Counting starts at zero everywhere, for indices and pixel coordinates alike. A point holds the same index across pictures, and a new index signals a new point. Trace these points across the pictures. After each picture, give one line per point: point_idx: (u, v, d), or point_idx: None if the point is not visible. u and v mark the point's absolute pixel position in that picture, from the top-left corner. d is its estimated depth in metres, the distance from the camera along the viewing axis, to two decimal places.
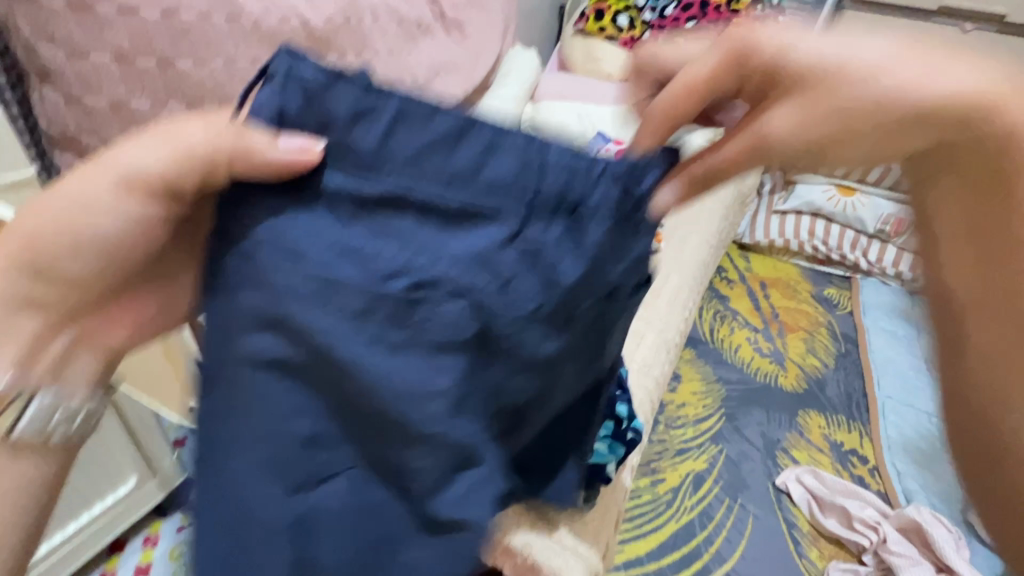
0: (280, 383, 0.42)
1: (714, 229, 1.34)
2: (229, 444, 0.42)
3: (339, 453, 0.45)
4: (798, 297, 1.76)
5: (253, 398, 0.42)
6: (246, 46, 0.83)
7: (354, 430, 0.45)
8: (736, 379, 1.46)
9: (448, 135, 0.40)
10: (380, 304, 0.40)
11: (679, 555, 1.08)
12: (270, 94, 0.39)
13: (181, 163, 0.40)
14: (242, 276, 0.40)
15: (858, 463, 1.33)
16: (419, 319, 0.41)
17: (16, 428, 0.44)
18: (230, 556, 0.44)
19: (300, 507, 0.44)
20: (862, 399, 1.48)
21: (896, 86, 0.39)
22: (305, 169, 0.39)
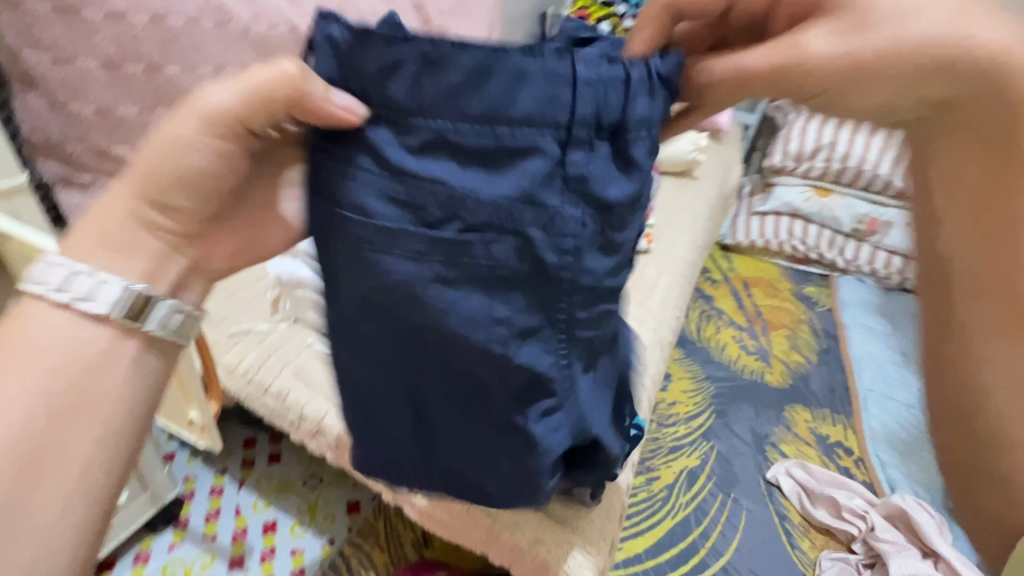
0: (368, 323, 0.46)
1: (698, 230, 1.37)
2: (343, 370, 0.51)
3: (418, 385, 0.50)
4: (779, 296, 1.81)
5: (353, 337, 0.48)
6: (236, 52, 0.89)
7: (425, 367, 0.49)
8: (724, 376, 1.49)
9: (473, 71, 0.39)
10: (438, 247, 0.43)
11: (676, 551, 1.09)
12: (319, 61, 0.40)
13: (249, 102, 0.38)
14: (321, 231, 0.44)
15: (844, 455, 1.36)
16: (477, 258, 0.43)
17: (144, 328, 0.39)
18: (368, 446, 0.56)
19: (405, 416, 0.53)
20: (844, 392, 1.53)
21: (935, 27, 0.39)
22: (351, 126, 0.40)
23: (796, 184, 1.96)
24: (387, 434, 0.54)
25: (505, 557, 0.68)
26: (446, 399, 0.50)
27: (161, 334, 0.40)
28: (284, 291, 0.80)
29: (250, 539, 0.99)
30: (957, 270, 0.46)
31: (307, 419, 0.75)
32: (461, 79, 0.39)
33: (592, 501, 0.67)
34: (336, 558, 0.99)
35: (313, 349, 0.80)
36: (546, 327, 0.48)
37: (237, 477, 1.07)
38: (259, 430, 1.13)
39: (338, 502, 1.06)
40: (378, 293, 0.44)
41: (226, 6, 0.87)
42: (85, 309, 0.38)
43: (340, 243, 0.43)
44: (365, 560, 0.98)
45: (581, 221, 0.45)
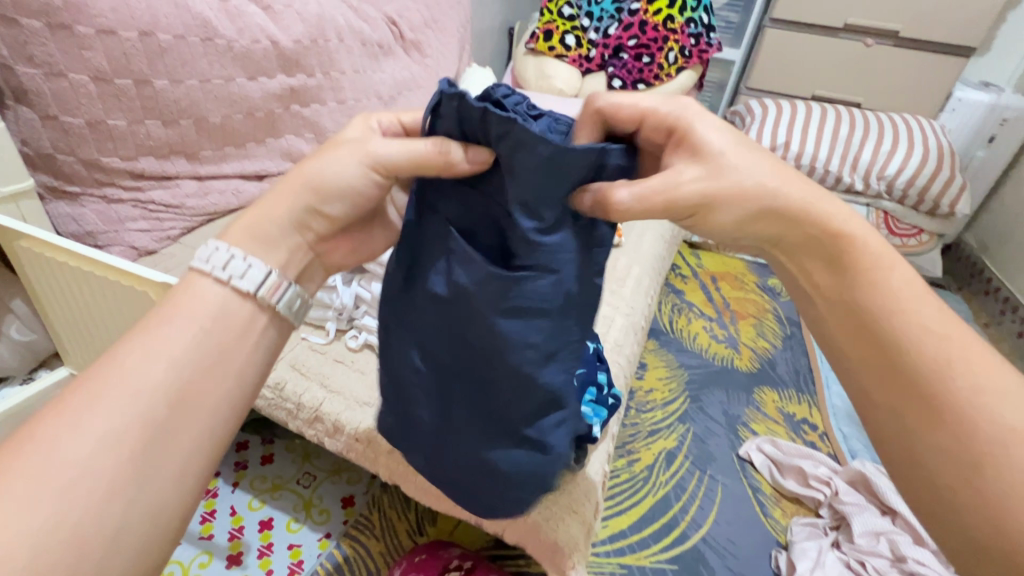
0: (429, 319, 0.60)
1: (666, 225, 1.45)
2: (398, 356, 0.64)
3: (461, 381, 0.62)
4: (746, 288, 1.92)
5: (415, 327, 0.61)
6: (220, 64, 1.00)
7: (472, 365, 0.60)
8: (697, 363, 1.58)
9: (549, 158, 0.48)
10: (493, 278, 0.54)
11: (657, 525, 1.15)
12: (447, 125, 0.51)
13: (412, 163, 0.51)
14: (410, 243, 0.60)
15: (809, 430, 1.45)
16: (522, 288, 0.54)
17: (275, 303, 0.53)
18: (401, 424, 0.69)
19: (441, 408, 0.65)
20: (808, 373, 1.63)
21: (762, 178, 0.47)
22: (487, 172, 0.53)
23: None
24: (421, 417, 0.67)
25: (499, 523, 0.73)
26: (483, 392, 0.62)
27: (285, 313, 0.54)
28: None
29: (247, 538, 1.01)
30: None
31: (304, 406, 0.79)
32: (539, 172, 0.49)
33: (577, 465, 0.73)
34: (336, 550, 1.01)
35: (305, 342, 0.84)
36: (564, 350, 0.60)
37: (231, 479, 1.09)
38: (251, 434, 1.18)
39: (333, 498, 1.09)
40: (450, 296, 0.57)
41: (212, 24, 0.97)
42: (234, 285, 0.51)
43: (429, 240, 0.58)
44: (362, 550, 1.01)
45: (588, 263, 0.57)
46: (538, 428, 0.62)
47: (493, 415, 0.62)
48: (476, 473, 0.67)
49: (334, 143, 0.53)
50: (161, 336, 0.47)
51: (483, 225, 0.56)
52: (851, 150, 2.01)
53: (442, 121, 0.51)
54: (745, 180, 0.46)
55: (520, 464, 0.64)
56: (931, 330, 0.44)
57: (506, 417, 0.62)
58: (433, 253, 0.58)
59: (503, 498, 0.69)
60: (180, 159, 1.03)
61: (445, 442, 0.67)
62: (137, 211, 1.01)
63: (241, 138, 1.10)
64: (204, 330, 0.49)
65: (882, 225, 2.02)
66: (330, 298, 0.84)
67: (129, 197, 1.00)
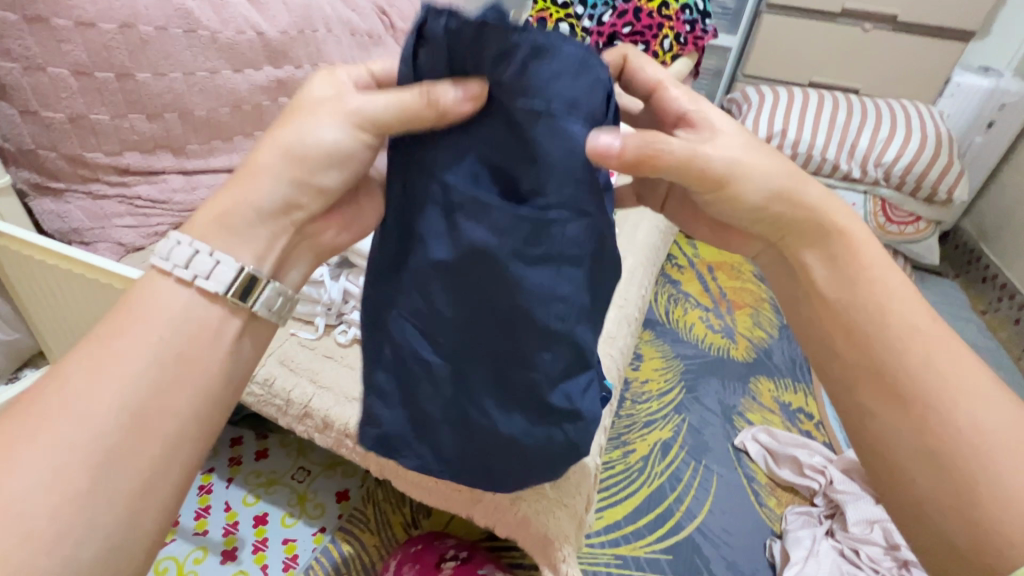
0: (438, 278, 0.55)
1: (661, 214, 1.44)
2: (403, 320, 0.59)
3: (477, 344, 0.59)
4: (742, 278, 1.91)
5: (422, 287, 0.56)
6: (205, 56, 0.98)
7: (488, 326, 0.57)
8: (693, 353, 1.57)
9: (574, 62, 0.45)
10: (520, 223, 0.51)
11: (652, 516, 1.15)
12: (433, 58, 0.47)
13: (398, 105, 0.47)
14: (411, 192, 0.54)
15: (805, 419, 1.45)
16: (552, 235, 0.51)
17: (252, 304, 0.51)
18: (404, 396, 0.65)
19: (450, 374, 0.61)
20: (805, 362, 1.63)
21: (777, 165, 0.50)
22: (475, 114, 0.48)
23: None
24: (423, 389, 0.63)
25: (491, 516, 0.73)
26: (500, 354, 0.59)
27: (266, 313, 0.52)
28: None
29: (241, 533, 1.02)
30: None
31: (293, 403, 0.78)
32: (555, 82, 0.46)
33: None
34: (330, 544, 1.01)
35: (294, 337, 0.84)
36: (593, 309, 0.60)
37: (225, 475, 1.09)
38: (245, 429, 1.17)
39: (327, 492, 1.09)
40: (464, 251, 0.53)
41: (194, 15, 0.95)
42: (202, 285, 0.49)
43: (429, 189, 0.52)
44: (356, 544, 1.01)
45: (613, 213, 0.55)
46: (560, 392, 0.61)
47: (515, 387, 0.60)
48: (491, 448, 0.66)
49: (309, 105, 0.49)
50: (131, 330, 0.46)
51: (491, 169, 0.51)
52: (849, 137, 1.99)
53: (427, 52, 0.47)
54: (760, 162, 0.49)
55: (539, 429, 0.63)
56: (919, 332, 0.47)
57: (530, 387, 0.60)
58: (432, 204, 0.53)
59: (514, 473, 0.68)
60: (166, 154, 1.02)
61: (457, 412, 0.64)
62: (123, 207, 1.00)
63: (228, 131, 1.08)
64: (175, 319, 0.48)
65: (879, 213, 2.01)
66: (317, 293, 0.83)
67: (114, 193, 0.99)
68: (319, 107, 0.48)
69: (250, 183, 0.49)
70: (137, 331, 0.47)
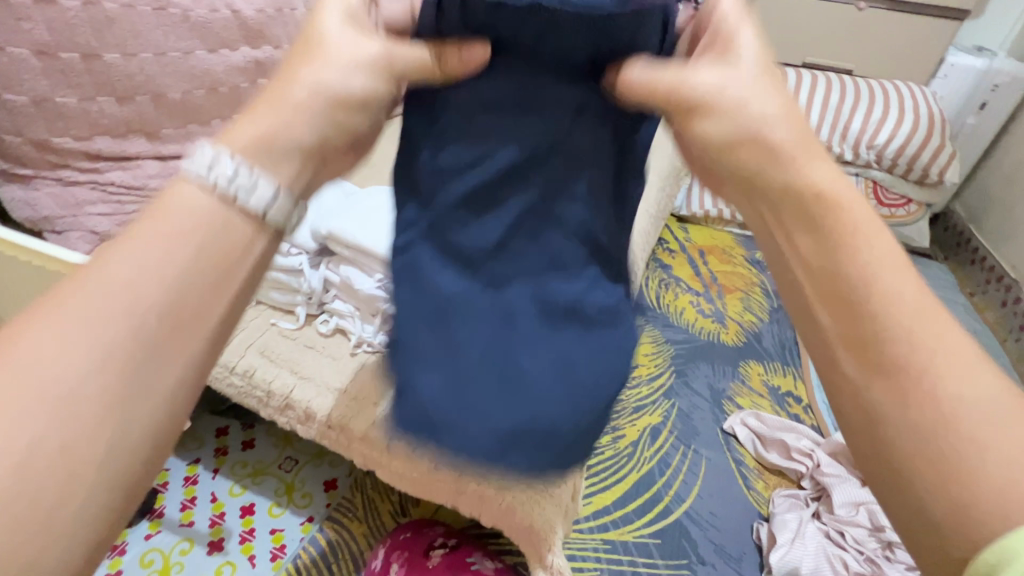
0: (464, 212, 0.55)
1: (651, 199, 1.42)
2: (431, 258, 0.56)
3: (516, 263, 0.56)
4: (733, 261, 1.90)
5: (449, 224, 0.55)
6: (176, 36, 0.94)
7: (522, 240, 0.56)
8: (683, 339, 1.57)
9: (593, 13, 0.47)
10: (544, 126, 0.53)
11: (641, 500, 1.16)
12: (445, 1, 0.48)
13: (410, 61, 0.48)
14: (421, 147, 0.54)
15: (793, 403, 1.46)
16: (569, 135, 0.54)
17: (266, 212, 0.41)
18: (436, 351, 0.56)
19: (491, 301, 0.56)
20: (793, 345, 1.63)
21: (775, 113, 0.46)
22: (474, 67, 0.50)
23: None
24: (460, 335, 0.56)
25: (473, 505, 0.72)
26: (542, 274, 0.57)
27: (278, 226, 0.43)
28: None
29: (228, 523, 1.01)
30: (807, 318, 0.44)
31: (274, 394, 0.77)
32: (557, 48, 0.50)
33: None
34: (317, 532, 1.01)
35: (274, 328, 0.82)
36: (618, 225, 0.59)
37: (211, 465, 1.08)
38: (232, 419, 1.16)
39: (315, 481, 1.08)
40: (488, 175, 0.54)
41: None
42: (220, 192, 0.40)
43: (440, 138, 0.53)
44: (344, 531, 1.01)
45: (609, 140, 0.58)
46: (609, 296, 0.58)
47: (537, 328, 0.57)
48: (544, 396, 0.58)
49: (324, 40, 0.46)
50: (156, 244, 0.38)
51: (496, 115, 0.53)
52: (842, 119, 1.97)
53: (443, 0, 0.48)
54: (749, 109, 0.46)
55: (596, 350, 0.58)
56: None
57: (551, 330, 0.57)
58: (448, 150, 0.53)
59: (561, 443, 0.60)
60: (139, 139, 0.99)
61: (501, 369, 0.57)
62: (95, 193, 0.97)
63: (206, 115, 1.02)
64: (203, 231, 0.40)
65: (870, 195, 2.00)
66: (297, 282, 0.80)
67: (85, 178, 0.97)
68: (335, 46, 0.45)
69: (279, 99, 0.43)
70: (162, 247, 0.38)
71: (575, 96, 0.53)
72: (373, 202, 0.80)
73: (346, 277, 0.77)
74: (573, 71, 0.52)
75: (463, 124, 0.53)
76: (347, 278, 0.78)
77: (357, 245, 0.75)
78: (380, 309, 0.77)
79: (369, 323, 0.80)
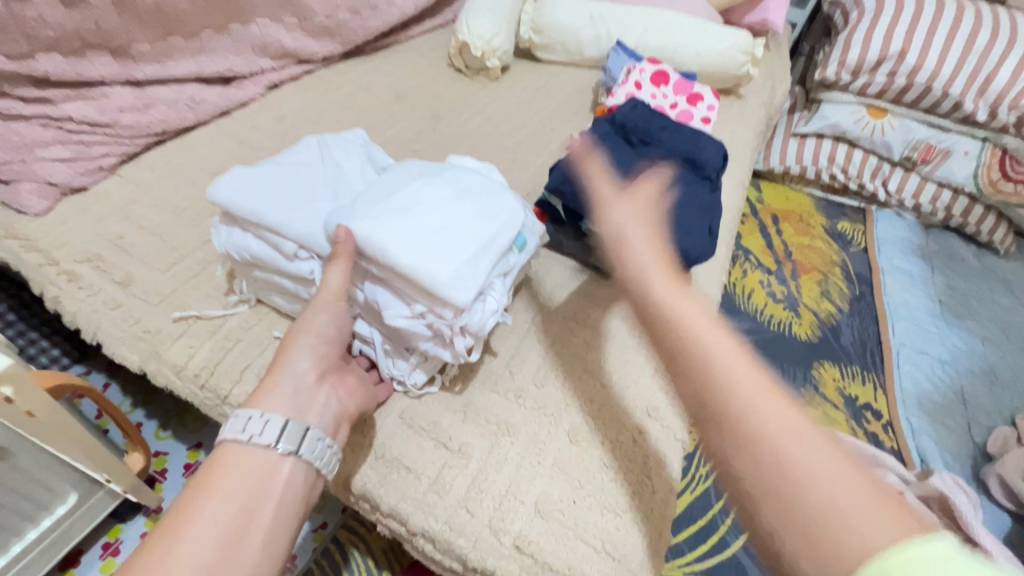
0: (604, 133, 0.77)
1: (745, 166, 1.18)
2: (584, 138, 0.76)
3: (628, 149, 0.75)
4: (812, 233, 1.70)
5: (592, 133, 0.77)
6: None
7: (633, 157, 0.74)
8: (749, 329, 1.37)
9: None
10: (664, 121, 0.78)
11: (695, 530, 1.03)
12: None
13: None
14: (595, 133, 0.77)
15: (872, 419, 1.27)
16: (666, 126, 0.78)
17: (322, 471, 0.51)
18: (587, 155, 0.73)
19: (617, 159, 0.73)
20: (876, 346, 1.42)
21: None
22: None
23: (848, 100, 1.73)
24: (606, 158, 0.73)
25: None
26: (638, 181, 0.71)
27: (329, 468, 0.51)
28: (238, 268, 0.63)
29: None
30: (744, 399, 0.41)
31: None
32: None
33: None
34: (330, 544, 0.87)
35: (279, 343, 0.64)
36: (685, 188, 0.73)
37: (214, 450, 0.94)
38: None
39: None
40: (614, 133, 0.77)
41: None
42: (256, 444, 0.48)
43: (601, 121, 0.79)
44: (361, 545, 0.88)
45: (716, 154, 0.76)
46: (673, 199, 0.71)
47: (685, 238, 0.68)
48: None
49: None
50: (337, 289, 0.54)
51: (634, 111, 0.79)
52: (986, 67, 1.58)
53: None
54: None
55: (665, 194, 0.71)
56: None
57: (684, 240, 0.68)
58: (608, 126, 0.78)
59: None
60: (103, 57, 0.79)
61: None
62: (50, 131, 0.76)
63: (191, 25, 0.85)
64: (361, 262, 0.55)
65: (994, 166, 1.66)
66: (307, 292, 0.59)
67: (32, 112, 0.75)
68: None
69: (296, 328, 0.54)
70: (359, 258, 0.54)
71: (700, 139, 0.77)
72: (410, 194, 0.57)
73: (372, 299, 0.55)
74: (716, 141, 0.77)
75: (623, 123, 0.78)
76: (373, 299, 0.55)
77: (385, 260, 0.52)
78: (417, 348, 0.57)
79: (402, 358, 0.59)
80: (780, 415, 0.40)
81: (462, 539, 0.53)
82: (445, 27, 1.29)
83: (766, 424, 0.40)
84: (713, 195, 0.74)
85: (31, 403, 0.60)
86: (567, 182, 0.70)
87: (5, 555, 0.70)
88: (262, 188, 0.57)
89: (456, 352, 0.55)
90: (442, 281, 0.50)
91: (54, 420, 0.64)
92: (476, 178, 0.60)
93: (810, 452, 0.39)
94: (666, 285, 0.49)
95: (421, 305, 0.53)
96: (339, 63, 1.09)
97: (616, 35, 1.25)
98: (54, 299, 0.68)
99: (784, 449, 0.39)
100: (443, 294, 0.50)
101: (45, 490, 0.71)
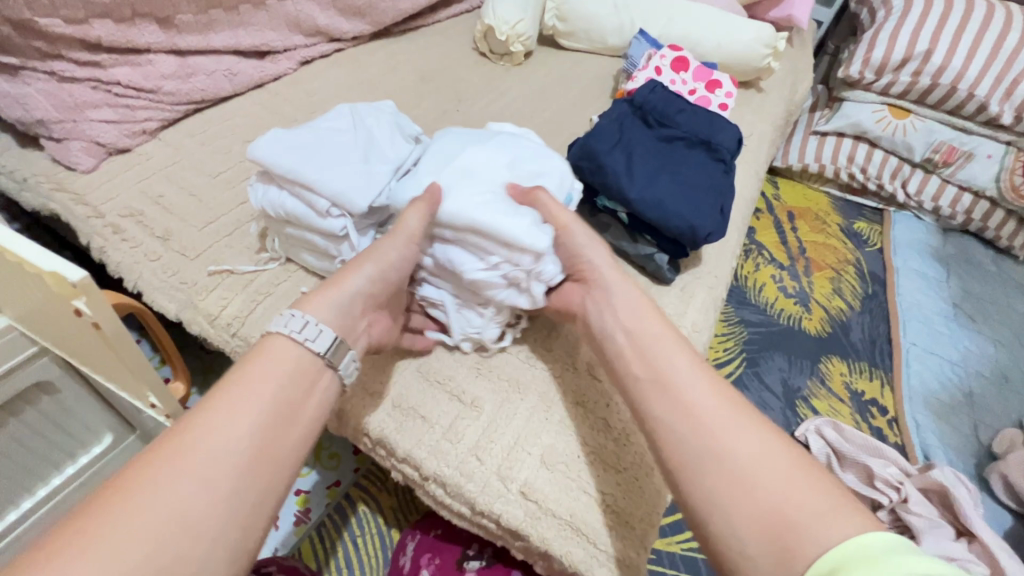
0: (622, 113, 0.79)
1: (762, 158, 1.19)
2: (602, 117, 0.78)
3: (645, 129, 0.77)
4: (827, 231, 1.70)
5: (611, 113, 0.79)
6: None
7: (648, 136, 0.76)
8: (759, 321, 1.38)
9: None
10: (682, 103, 0.80)
11: None
12: None
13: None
14: (614, 113, 0.79)
15: (877, 414, 1.28)
16: (682, 109, 0.80)
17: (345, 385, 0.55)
18: (605, 133, 0.75)
19: (632, 138, 0.75)
20: (886, 344, 1.42)
21: None
22: None
23: (870, 99, 1.73)
24: (623, 137, 0.75)
25: (529, 554, 0.59)
26: (653, 160, 0.74)
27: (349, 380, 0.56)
28: (271, 225, 0.67)
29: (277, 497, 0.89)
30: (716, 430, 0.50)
31: None
32: None
33: (669, 272, 0.76)
34: (343, 501, 0.91)
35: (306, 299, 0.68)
36: (698, 169, 0.75)
37: None
38: None
39: (344, 442, 0.97)
40: (632, 114, 0.79)
41: None
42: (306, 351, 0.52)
43: (620, 103, 0.81)
44: (371, 504, 0.91)
45: (731, 137, 0.78)
46: (685, 178, 0.73)
47: (696, 216, 0.70)
48: (655, 181, 0.72)
49: None
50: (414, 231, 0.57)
51: (652, 93, 0.81)
52: (1013, 69, 1.57)
53: None
54: None
55: (678, 173, 0.73)
56: None
57: (694, 218, 0.70)
58: (627, 106, 0.81)
59: (662, 211, 0.70)
60: (150, 26, 0.83)
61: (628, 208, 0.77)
62: (98, 94, 0.81)
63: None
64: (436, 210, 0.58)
65: (1017, 171, 1.65)
66: (336, 248, 0.63)
67: (84, 75, 0.80)
68: None
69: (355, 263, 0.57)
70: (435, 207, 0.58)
71: (715, 122, 0.79)
72: (464, 163, 0.62)
73: (446, 260, 0.60)
74: (732, 124, 0.79)
75: (641, 105, 0.81)
76: (447, 260, 0.60)
77: (467, 219, 0.56)
78: (491, 299, 0.61)
79: (475, 314, 0.63)
80: (749, 442, 0.49)
81: (471, 483, 0.57)
82: (472, 12, 1.32)
83: (729, 448, 0.49)
84: (726, 177, 0.76)
85: (97, 316, 0.56)
86: (584, 159, 0.73)
87: (44, 488, 0.75)
88: (299, 149, 0.61)
89: (532, 298, 0.61)
90: (523, 233, 0.56)
91: (115, 338, 0.61)
92: (520, 145, 0.66)
93: (768, 473, 0.47)
94: (643, 316, 0.59)
95: (496, 256, 0.58)
96: (368, 43, 1.13)
97: (639, 24, 1.26)
98: (100, 249, 0.73)
99: (739, 448, 0.49)
100: (524, 242, 0.56)
101: (81, 427, 0.76)
